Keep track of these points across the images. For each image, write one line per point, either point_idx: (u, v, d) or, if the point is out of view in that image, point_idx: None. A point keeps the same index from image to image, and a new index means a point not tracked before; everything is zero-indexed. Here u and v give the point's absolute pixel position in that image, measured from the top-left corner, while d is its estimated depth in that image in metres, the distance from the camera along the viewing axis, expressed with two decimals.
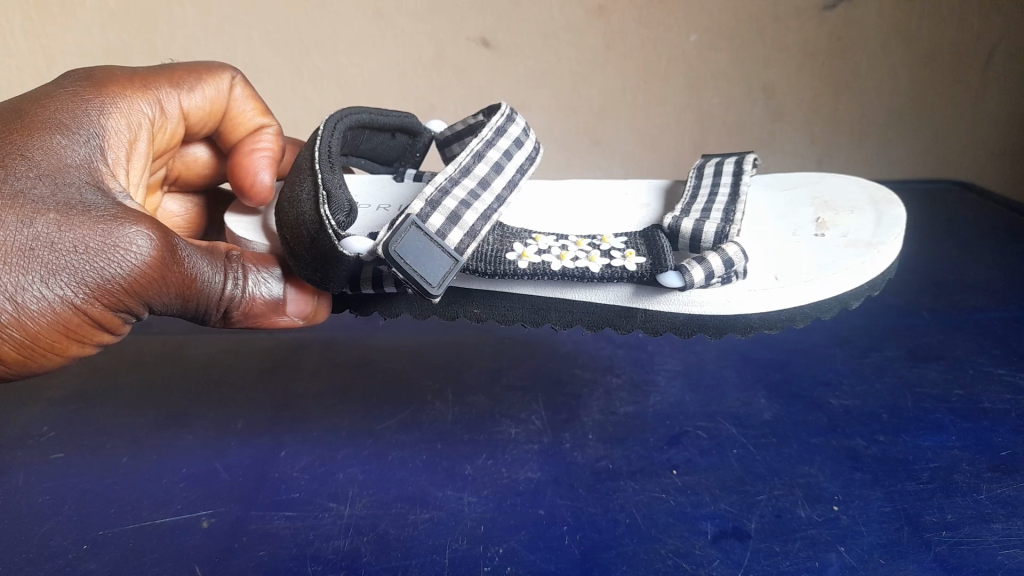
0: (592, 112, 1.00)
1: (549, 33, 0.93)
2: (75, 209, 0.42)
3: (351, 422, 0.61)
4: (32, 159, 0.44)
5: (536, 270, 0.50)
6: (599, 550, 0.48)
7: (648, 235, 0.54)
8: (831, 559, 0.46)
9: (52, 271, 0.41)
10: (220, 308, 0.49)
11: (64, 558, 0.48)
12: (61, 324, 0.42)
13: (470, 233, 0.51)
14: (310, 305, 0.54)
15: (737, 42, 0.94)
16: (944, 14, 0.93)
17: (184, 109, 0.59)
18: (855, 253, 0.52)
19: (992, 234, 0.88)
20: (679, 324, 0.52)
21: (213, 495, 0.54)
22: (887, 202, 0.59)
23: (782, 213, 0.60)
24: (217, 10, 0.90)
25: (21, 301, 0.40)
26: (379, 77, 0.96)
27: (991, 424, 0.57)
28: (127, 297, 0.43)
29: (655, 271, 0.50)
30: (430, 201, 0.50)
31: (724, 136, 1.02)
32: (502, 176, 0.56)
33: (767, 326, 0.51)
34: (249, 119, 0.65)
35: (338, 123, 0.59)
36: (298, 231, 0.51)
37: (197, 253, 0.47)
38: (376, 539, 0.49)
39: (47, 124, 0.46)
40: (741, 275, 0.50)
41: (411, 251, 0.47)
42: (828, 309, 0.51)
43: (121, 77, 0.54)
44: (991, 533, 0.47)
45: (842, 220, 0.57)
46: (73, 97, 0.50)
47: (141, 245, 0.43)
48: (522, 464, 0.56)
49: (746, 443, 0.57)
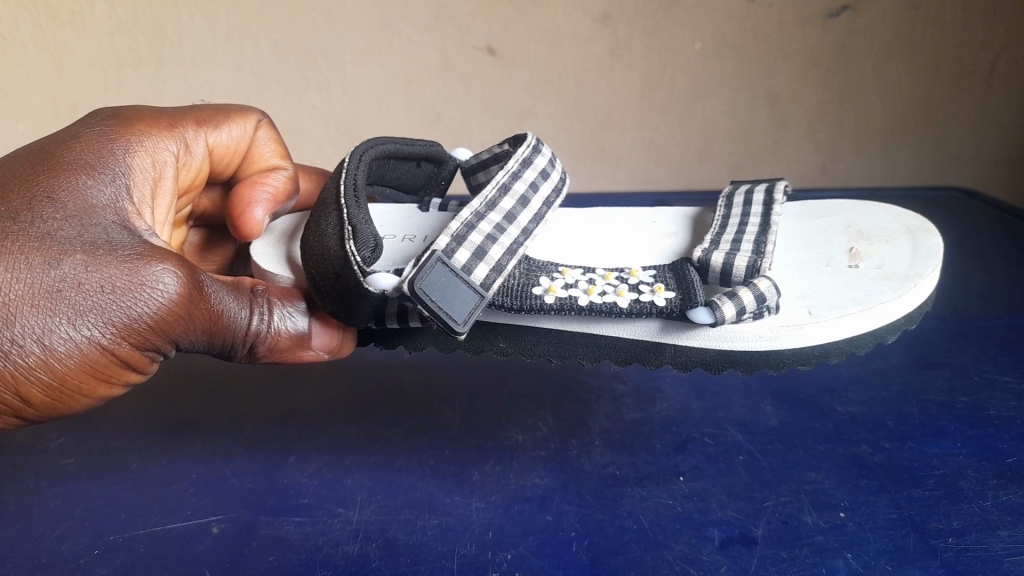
0: (596, 120, 1.01)
1: (555, 42, 0.94)
2: (100, 249, 0.43)
3: (362, 428, 0.62)
4: (58, 202, 0.44)
5: (563, 305, 0.50)
6: (607, 556, 0.48)
7: (676, 269, 0.54)
8: (839, 565, 0.46)
9: (79, 312, 0.41)
10: (244, 343, 0.49)
11: (76, 562, 0.49)
12: (89, 365, 0.42)
13: (496, 268, 0.51)
14: (335, 338, 0.54)
15: (741, 50, 0.94)
16: (947, 22, 0.93)
17: (210, 146, 0.61)
18: (891, 287, 0.52)
19: (997, 243, 0.88)
20: (710, 360, 0.51)
21: (223, 501, 0.54)
22: (923, 233, 0.59)
23: (817, 242, 0.61)
24: (226, 18, 0.92)
25: (50, 343, 0.41)
26: (386, 84, 0.97)
27: (996, 431, 0.57)
28: (154, 335, 0.44)
29: (685, 307, 0.49)
30: (456, 235, 0.51)
31: (728, 144, 1.02)
32: (529, 209, 0.57)
33: (799, 362, 0.50)
34: (265, 159, 0.66)
35: (364, 153, 0.60)
36: (324, 266, 0.51)
37: (222, 288, 0.47)
38: (385, 544, 0.49)
39: (73, 166, 0.47)
40: (773, 309, 0.49)
41: (436, 288, 0.48)
42: (863, 343, 0.51)
43: (148, 117, 0.56)
44: (998, 540, 0.47)
45: (876, 250, 0.58)
46: (100, 137, 0.51)
47: (166, 283, 0.44)
48: (529, 471, 0.56)
49: (752, 449, 0.58)
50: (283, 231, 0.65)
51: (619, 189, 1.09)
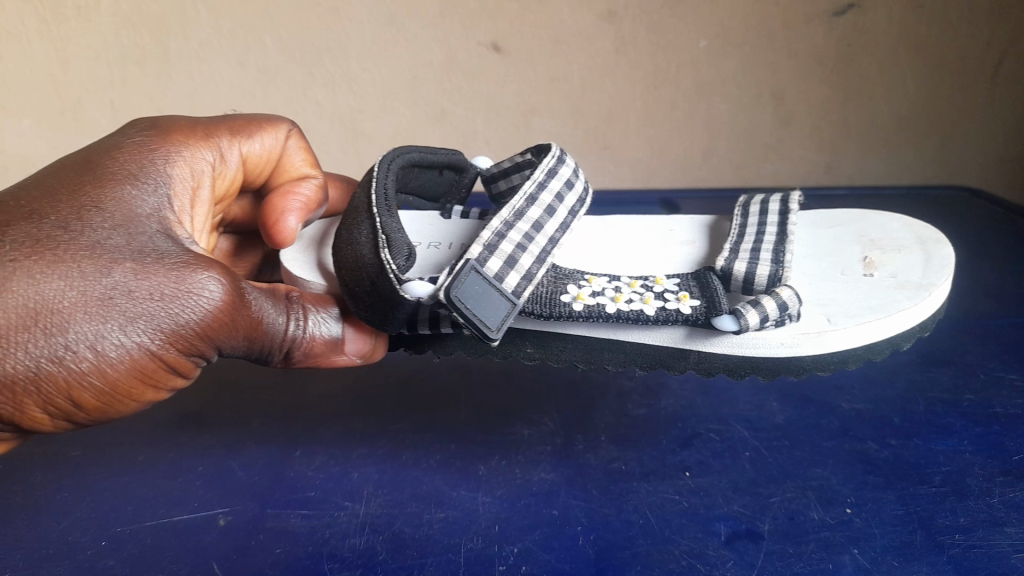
0: (602, 117, 1.01)
1: (560, 39, 0.94)
2: (147, 257, 0.43)
3: (369, 422, 0.61)
4: (106, 210, 0.45)
5: (591, 313, 0.51)
6: (614, 550, 0.48)
7: (700, 278, 0.54)
8: (846, 561, 0.46)
9: (130, 319, 0.41)
10: (281, 348, 0.50)
11: (83, 553, 0.49)
12: (137, 371, 0.42)
13: (526, 276, 0.51)
14: (369, 343, 0.55)
15: (747, 48, 0.94)
16: (954, 20, 0.92)
17: (243, 155, 0.61)
18: (906, 295, 0.52)
19: (1002, 242, 0.88)
20: (732, 365, 0.51)
21: (230, 494, 0.54)
22: (935, 242, 0.59)
23: (830, 251, 0.61)
24: (231, 15, 0.92)
25: (102, 350, 0.40)
26: (392, 80, 0.97)
27: (1003, 429, 0.57)
28: (197, 341, 0.44)
29: (710, 315, 0.49)
30: (487, 245, 0.51)
31: (733, 141, 1.02)
32: (555, 218, 0.57)
33: (818, 368, 0.51)
34: (296, 168, 0.66)
35: (393, 163, 0.61)
36: (358, 273, 0.51)
37: (259, 295, 0.48)
38: (392, 538, 0.49)
39: (118, 175, 0.47)
40: (794, 317, 0.49)
41: (471, 296, 0.47)
42: (879, 351, 0.51)
43: (184, 126, 0.56)
44: (1005, 537, 0.47)
45: (891, 258, 0.58)
46: (141, 146, 0.51)
47: (211, 290, 0.44)
48: (535, 465, 0.56)
49: (758, 445, 0.58)
50: (311, 239, 0.65)
51: (624, 186, 1.09)
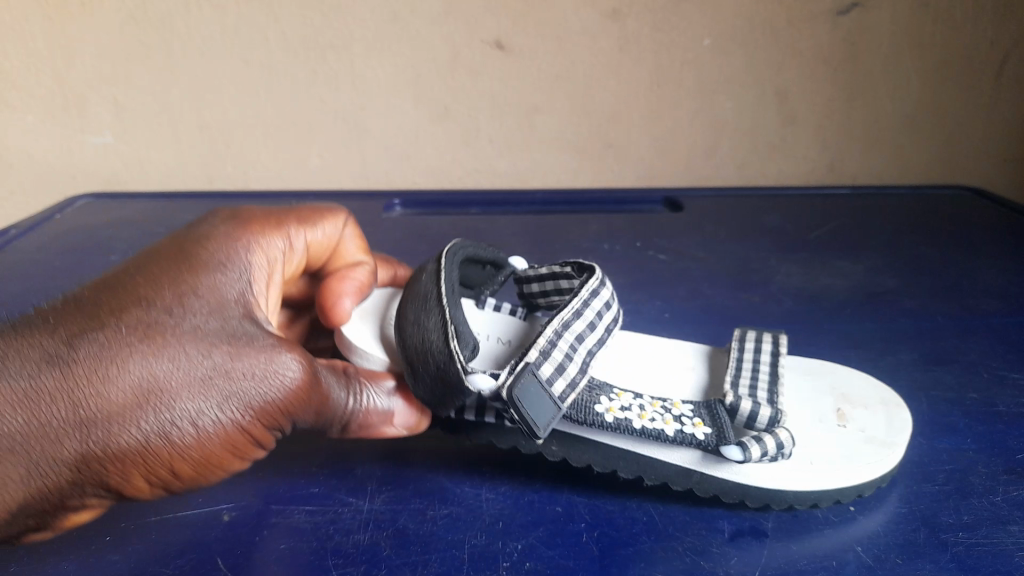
0: (605, 116, 1.01)
1: (563, 37, 0.94)
2: (237, 340, 0.46)
3: None
4: (202, 294, 0.47)
5: (619, 425, 0.51)
6: (617, 547, 0.48)
7: (711, 404, 0.54)
8: (849, 558, 0.46)
9: (221, 397, 0.44)
10: (349, 423, 0.50)
11: (88, 547, 0.49)
12: (225, 443, 0.45)
13: (570, 384, 0.52)
14: (416, 416, 0.53)
15: (751, 47, 0.94)
16: (959, 18, 0.93)
17: (306, 244, 0.61)
18: (871, 452, 0.51)
19: (1006, 242, 0.88)
20: (728, 488, 0.50)
21: (234, 489, 0.54)
22: (897, 404, 0.56)
23: (807, 402, 0.57)
24: (234, 12, 0.92)
25: (196, 426, 0.43)
26: (395, 78, 0.97)
27: (1006, 428, 0.57)
28: (279, 416, 0.46)
29: (719, 442, 0.50)
30: (543, 350, 0.51)
31: (736, 139, 1.02)
32: (595, 333, 0.57)
33: (801, 502, 0.50)
34: (350, 255, 0.65)
35: (455, 254, 0.60)
36: (425, 355, 0.52)
37: (336, 373, 0.49)
38: (395, 534, 0.49)
39: (212, 262, 0.49)
40: (788, 454, 0.50)
41: (529, 398, 0.49)
42: (857, 490, 0.50)
43: (260, 217, 0.57)
44: (1008, 536, 0.47)
45: (860, 416, 0.55)
46: (228, 231, 0.53)
47: (292, 372, 0.46)
48: (539, 463, 0.56)
49: None
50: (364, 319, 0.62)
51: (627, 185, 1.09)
